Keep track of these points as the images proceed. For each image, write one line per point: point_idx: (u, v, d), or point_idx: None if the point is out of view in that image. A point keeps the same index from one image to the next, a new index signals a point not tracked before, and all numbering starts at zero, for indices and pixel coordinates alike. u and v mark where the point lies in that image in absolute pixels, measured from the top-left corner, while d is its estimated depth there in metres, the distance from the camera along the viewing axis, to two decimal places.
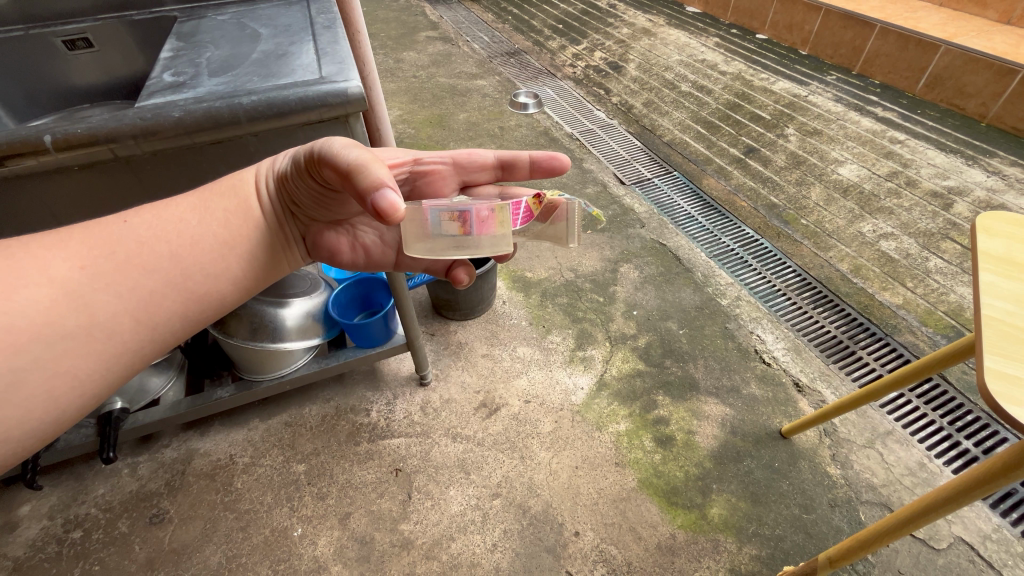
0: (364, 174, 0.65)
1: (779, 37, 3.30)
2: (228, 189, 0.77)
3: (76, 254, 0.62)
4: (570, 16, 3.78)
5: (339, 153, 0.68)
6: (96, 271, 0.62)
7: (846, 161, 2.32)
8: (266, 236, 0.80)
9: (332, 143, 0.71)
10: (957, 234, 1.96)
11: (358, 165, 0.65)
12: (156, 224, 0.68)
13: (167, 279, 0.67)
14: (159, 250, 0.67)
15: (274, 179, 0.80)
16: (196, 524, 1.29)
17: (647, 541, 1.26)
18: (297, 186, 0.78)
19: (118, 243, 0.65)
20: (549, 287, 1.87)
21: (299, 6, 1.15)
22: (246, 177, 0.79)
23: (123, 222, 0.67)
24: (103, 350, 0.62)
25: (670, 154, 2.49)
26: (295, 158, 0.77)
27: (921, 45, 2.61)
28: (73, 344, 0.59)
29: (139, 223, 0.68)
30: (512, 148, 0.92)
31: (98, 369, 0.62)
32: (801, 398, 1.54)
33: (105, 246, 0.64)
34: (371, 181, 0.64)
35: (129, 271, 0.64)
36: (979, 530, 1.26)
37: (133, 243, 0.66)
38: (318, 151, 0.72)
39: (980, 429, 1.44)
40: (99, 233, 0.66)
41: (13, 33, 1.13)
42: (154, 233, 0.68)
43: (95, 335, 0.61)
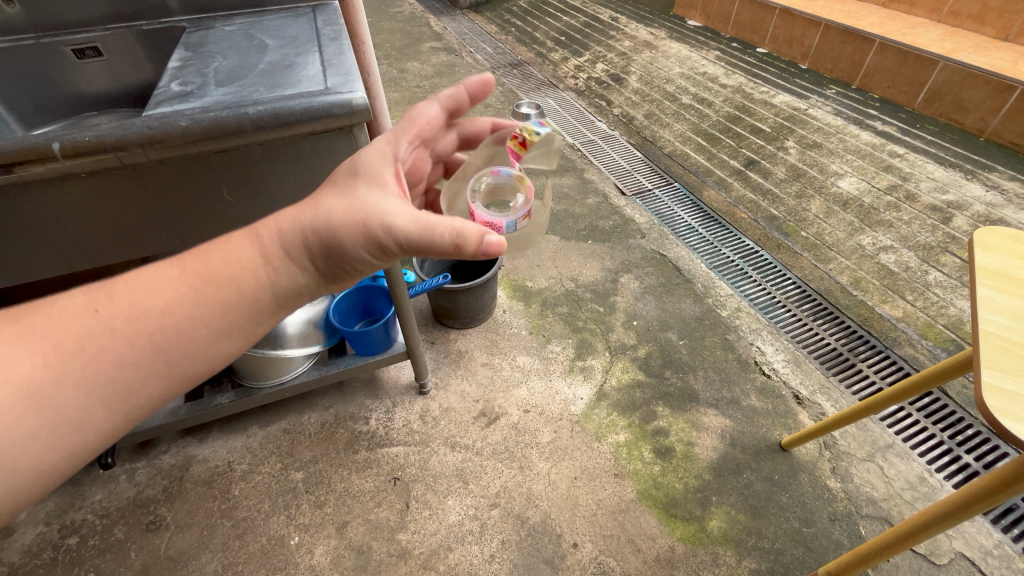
0: (469, 238, 0.61)
1: (779, 51, 3.34)
2: (228, 265, 0.61)
3: (34, 349, 0.51)
4: (572, 29, 3.83)
5: (430, 232, 0.61)
6: (61, 371, 0.52)
7: (846, 174, 2.33)
8: (280, 310, 0.67)
9: (403, 224, 0.61)
10: (957, 248, 1.97)
11: (456, 232, 0.61)
12: (136, 307, 0.55)
13: (150, 372, 0.56)
14: (143, 341, 0.55)
15: (292, 255, 0.63)
16: (193, 531, 1.28)
17: (646, 553, 1.25)
18: (330, 258, 0.64)
19: (88, 336, 0.53)
20: (550, 296, 1.87)
21: (306, 18, 1.17)
22: (250, 247, 0.62)
23: (95, 305, 0.55)
24: (71, 447, 0.53)
25: (671, 166, 2.50)
26: (335, 240, 0.63)
27: (919, 61, 2.63)
28: (33, 449, 0.50)
29: (116, 306, 0.55)
30: (447, 90, 0.88)
31: (66, 465, 0.53)
32: (801, 410, 1.53)
33: (75, 338, 0.53)
34: (478, 242, 0.61)
35: (103, 366, 0.54)
36: (979, 546, 1.25)
37: (109, 333, 0.54)
38: (389, 235, 0.62)
39: (981, 442, 1.43)
40: (71, 316, 0.54)
41: (24, 41, 1.15)
42: (132, 322, 0.55)
43: (60, 434, 0.52)
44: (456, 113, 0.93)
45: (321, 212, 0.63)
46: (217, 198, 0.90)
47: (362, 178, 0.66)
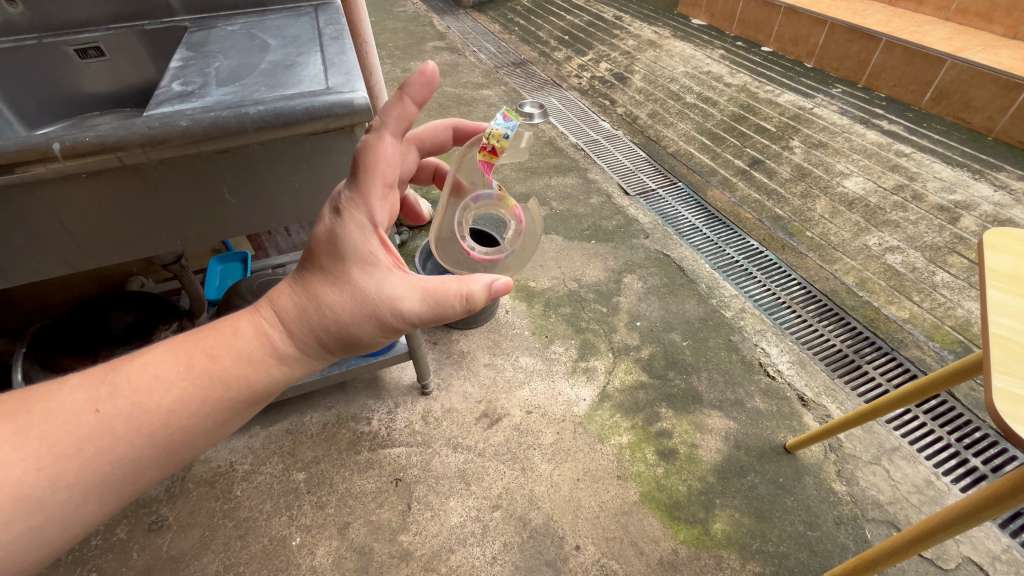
0: (477, 296, 0.66)
1: (784, 50, 3.32)
2: (233, 363, 0.63)
3: (33, 452, 0.54)
4: (576, 28, 3.81)
5: (443, 308, 0.66)
6: (57, 471, 0.54)
7: (852, 174, 2.31)
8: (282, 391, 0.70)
9: (414, 306, 0.65)
10: (964, 248, 1.95)
11: (469, 297, 0.66)
12: (136, 410, 0.58)
13: (146, 465, 0.60)
14: (141, 440, 0.58)
15: (299, 347, 0.66)
16: (194, 532, 1.28)
17: (649, 556, 1.24)
18: (338, 344, 0.67)
19: (85, 437, 0.56)
20: (553, 297, 1.86)
21: (308, 17, 1.17)
22: (255, 342, 0.64)
23: (97, 405, 0.57)
24: (65, 535, 0.57)
25: (674, 165, 2.49)
26: (346, 330, 0.65)
27: (926, 59, 2.61)
28: (26, 543, 0.54)
29: (118, 406, 0.58)
30: (391, 109, 0.67)
31: (59, 549, 0.57)
32: (806, 412, 1.52)
33: (74, 438, 0.55)
34: (487, 293, 0.67)
35: (101, 466, 0.57)
36: (987, 551, 1.23)
37: (109, 435, 0.57)
38: (400, 317, 0.65)
39: (989, 446, 1.42)
40: (71, 415, 0.56)
41: (26, 41, 1.15)
42: (133, 422, 0.58)
43: (52, 526, 0.55)
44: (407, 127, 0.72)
45: (327, 308, 0.64)
46: (218, 198, 0.89)
47: (353, 261, 0.64)
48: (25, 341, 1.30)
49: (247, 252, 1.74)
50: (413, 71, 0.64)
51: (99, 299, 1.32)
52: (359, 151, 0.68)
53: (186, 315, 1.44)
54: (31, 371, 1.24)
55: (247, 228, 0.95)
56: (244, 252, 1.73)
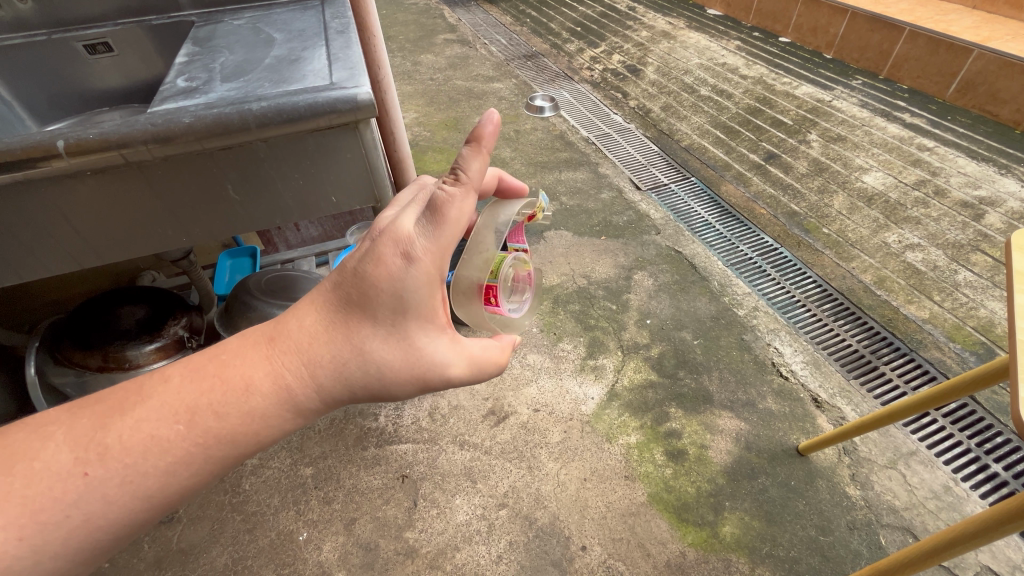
0: (503, 357, 0.76)
1: (802, 40, 3.23)
2: (243, 423, 0.57)
3: (13, 521, 0.49)
4: (589, 19, 3.75)
5: (481, 371, 0.71)
6: (39, 540, 0.50)
7: (871, 168, 2.25)
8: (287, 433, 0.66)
9: (460, 369, 0.67)
10: (989, 247, 1.88)
11: (499, 361, 0.74)
12: (132, 478, 0.53)
13: (140, 525, 0.56)
14: (136, 504, 0.54)
15: (323, 401, 0.61)
16: (204, 525, 1.29)
17: (656, 558, 1.23)
18: (365, 396, 0.65)
19: (74, 504, 0.51)
20: (561, 294, 1.84)
21: (314, 11, 1.16)
22: (273, 400, 0.58)
23: (87, 467, 0.52)
24: None
25: (688, 160, 2.44)
26: (384, 385, 0.63)
27: (952, 50, 2.52)
28: None
29: (110, 469, 0.52)
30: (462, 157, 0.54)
31: None
32: (820, 414, 1.48)
33: (60, 505, 0.51)
34: (508, 352, 0.77)
35: (90, 532, 0.52)
36: (1007, 560, 1.20)
37: (98, 502, 0.52)
38: (444, 378, 0.67)
39: (1011, 451, 1.37)
40: (57, 478, 0.51)
41: (37, 37, 1.15)
42: (128, 486, 0.53)
43: None
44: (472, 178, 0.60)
45: (369, 364, 0.61)
46: (223, 196, 0.89)
47: (411, 315, 0.61)
48: (39, 335, 1.32)
49: (256, 248, 1.78)
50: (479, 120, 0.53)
51: (108, 293, 1.34)
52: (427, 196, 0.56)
53: (195, 309, 1.44)
54: (44, 364, 1.26)
55: (252, 225, 0.95)
56: (253, 248, 1.76)
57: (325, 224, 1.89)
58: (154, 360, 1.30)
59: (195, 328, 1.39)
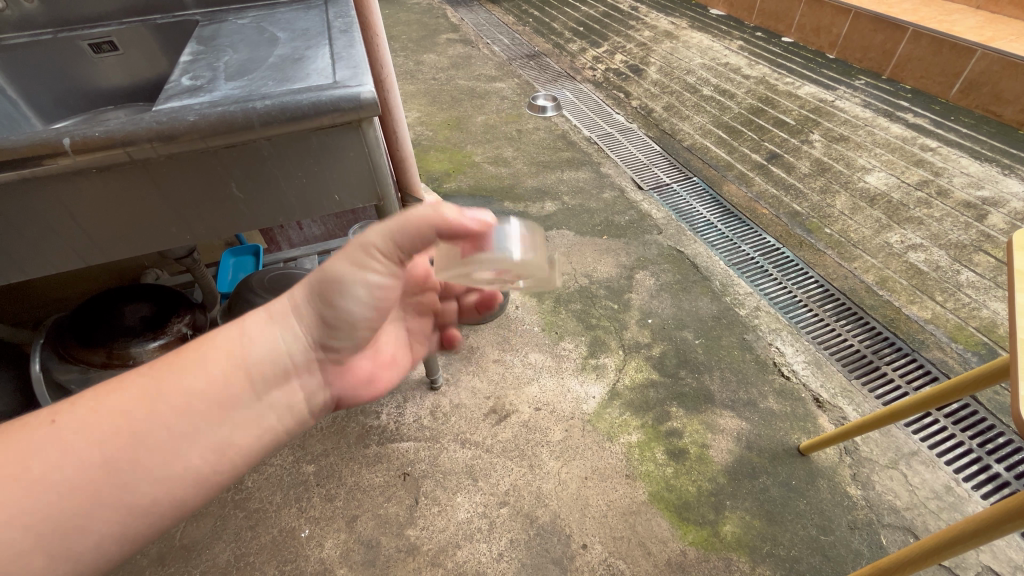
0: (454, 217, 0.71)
1: (805, 40, 3.23)
2: (204, 363, 0.64)
3: None
4: (592, 19, 3.75)
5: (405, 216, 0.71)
6: None
7: (874, 169, 2.25)
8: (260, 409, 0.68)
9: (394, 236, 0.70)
10: (991, 247, 1.88)
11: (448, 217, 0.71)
12: (97, 411, 0.57)
13: (98, 478, 0.55)
14: (97, 439, 0.56)
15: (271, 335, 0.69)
16: (206, 522, 1.30)
17: (656, 557, 1.23)
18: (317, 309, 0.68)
19: (36, 445, 0.54)
20: (563, 293, 1.84)
21: (317, 11, 1.16)
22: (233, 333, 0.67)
23: (56, 415, 0.57)
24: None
25: (690, 160, 2.44)
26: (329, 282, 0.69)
27: (955, 49, 2.51)
28: None
29: (79, 408, 0.57)
30: None
31: None
32: (821, 414, 1.48)
33: (23, 447, 0.53)
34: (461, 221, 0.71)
35: (48, 479, 0.53)
36: (1009, 560, 1.19)
37: (62, 440, 0.55)
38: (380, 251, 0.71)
39: (1012, 452, 1.37)
40: (25, 426, 0.55)
41: (42, 36, 1.16)
42: (105, 439, 0.56)
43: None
44: None
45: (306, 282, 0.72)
46: (227, 194, 0.89)
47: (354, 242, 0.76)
48: (43, 332, 1.33)
49: (259, 246, 1.79)
50: None
51: (113, 291, 1.34)
52: None
53: (198, 307, 1.45)
54: (48, 361, 1.27)
55: (255, 223, 0.95)
56: (256, 247, 1.77)
57: (327, 224, 1.90)
58: (158, 358, 1.30)
59: (198, 326, 1.40)
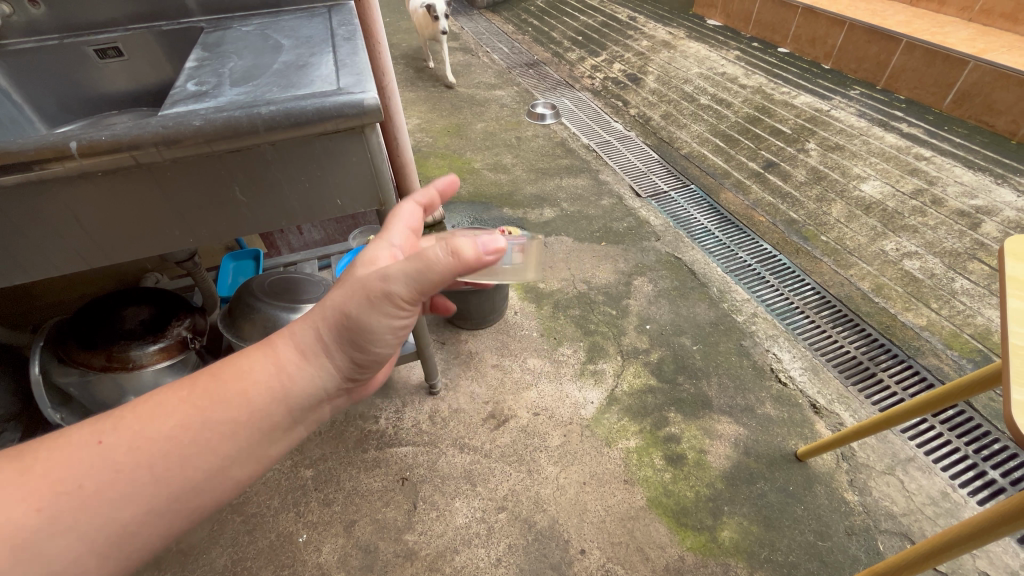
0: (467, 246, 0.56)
1: (801, 51, 3.27)
2: (235, 381, 0.56)
3: (33, 493, 0.45)
4: (590, 28, 3.80)
5: (424, 255, 0.56)
6: (60, 514, 0.45)
7: (869, 177, 2.27)
8: (286, 432, 0.60)
9: (400, 274, 0.58)
10: (985, 255, 1.90)
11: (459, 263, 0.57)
12: (143, 449, 0.49)
13: (151, 512, 0.50)
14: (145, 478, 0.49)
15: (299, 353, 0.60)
16: (204, 526, 1.29)
17: (655, 562, 1.23)
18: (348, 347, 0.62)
19: (86, 475, 0.47)
20: (562, 298, 1.86)
21: (321, 19, 1.18)
22: (265, 365, 0.58)
23: (101, 435, 0.49)
24: None
25: (687, 167, 2.47)
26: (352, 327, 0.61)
27: (948, 61, 2.55)
28: None
29: (124, 438, 0.49)
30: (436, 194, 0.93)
31: None
32: (818, 420, 1.49)
33: (76, 481, 0.47)
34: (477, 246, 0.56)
35: (103, 510, 0.47)
36: (1005, 566, 1.20)
37: (113, 477, 0.48)
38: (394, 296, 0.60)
39: (1008, 458, 1.38)
40: (76, 455, 0.48)
41: (48, 41, 1.17)
42: (146, 465, 0.49)
43: None
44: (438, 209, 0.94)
45: (327, 300, 0.61)
46: (230, 197, 0.90)
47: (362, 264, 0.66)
48: (43, 335, 1.33)
49: (259, 251, 1.80)
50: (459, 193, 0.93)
51: (113, 295, 1.34)
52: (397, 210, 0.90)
53: (198, 311, 1.45)
54: (48, 364, 1.27)
55: (257, 226, 0.96)
56: (257, 251, 1.78)
57: (327, 229, 1.91)
58: (157, 361, 1.30)
59: (199, 330, 1.40)
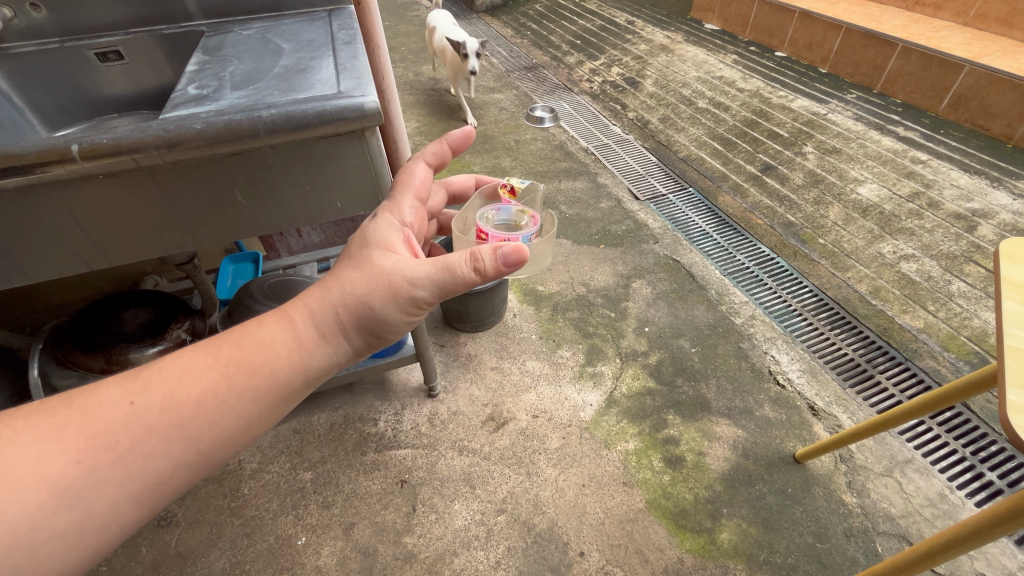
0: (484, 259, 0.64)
1: (798, 55, 3.30)
2: (258, 352, 0.60)
3: (70, 443, 0.50)
4: (589, 32, 3.81)
5: (450, 269, 0.64)
6: (96, 464, 0.50)
7: (866, 181, 2.28)
8: (301, 397, 0.66)
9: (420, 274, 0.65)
10: (982, 258, 1.91)
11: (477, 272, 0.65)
12: (170, 406, 0.54)
13: (175, 465, 0.55)
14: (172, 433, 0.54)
15: (317, 330, 0.64)
16: (202, 529, 1.29)
17: (654, 564, 1.23)
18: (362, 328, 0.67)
19: (121, 429, 0.52)
20: (560, 301, 1.86)
21: (321, 23, 1.19)
22: (286, 336, 0.62)
23: (132, 397, 0.54)
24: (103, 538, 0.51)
25: (685, 170, 2.48)
26: (367, 310, 0.65)
27: (943, 65, 2.58)
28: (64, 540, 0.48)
29: (154, 397, 0.54)
30: (432, 145, 0.85)
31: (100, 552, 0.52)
32: (816, 422, 1.50)
33: (109, 430, 0.52)
34: (495, 259, 0.64)
35: (135, 461, 0.52)
36: (1002, 567, 1.20)
37: (142, 430, 0.53)
38: (413, 289, 0.66)
39: (1006, 460, 1.39)
40: (106, 409, 0.52)
41: (49, 45, 1.18)
42: (176, 423, 0.54)
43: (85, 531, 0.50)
44: (439, 168, 0.89)
45: (347, 282, 0.65)
46: (230, 200, 0.90)
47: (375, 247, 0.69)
48: (42, 338, 1.32)
49: (259, 253, 1.79)
50: (457, 129, 0.83)
51: (113, 298, 1.34)
52: (398, 172, 0.84)
53: (198, 314, 1.45)
54: (47, 367, 1.26)
55: (257, 229, 0.96)
56: (256, 254, 1.78)
57: (326, 231, 1.91)
58: None
59: (198, 333, 1.40)
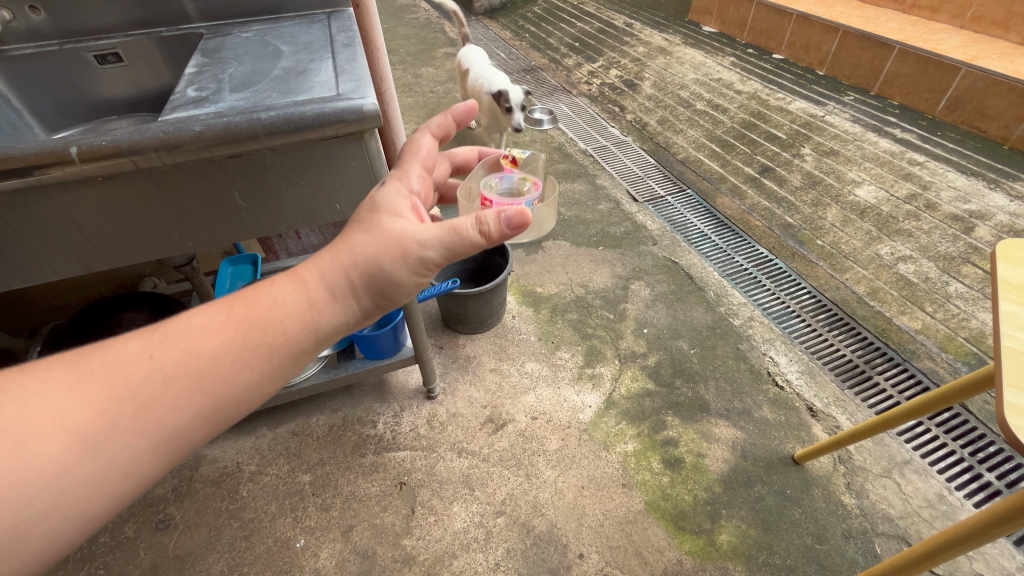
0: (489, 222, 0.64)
1: (796, 57, 3.31)
2: (270, 310, 0.59)
3: (88, 396, 0.49)
4: (587, 35, 3.82)
5: (457, 232, 0.64)
6: (114, 419, 0.50)
7: (864, 182, 2.29)
8: (313, 357, 0.65)
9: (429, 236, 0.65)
10: (979, 259, 1.91)
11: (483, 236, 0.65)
12: (188, 362, 0.54)
13: (193, 422, 0.55)
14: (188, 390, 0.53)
15: (329, 290, 0.64)
16: (200, 531, 1.29)
17: (653, 566, 1.23)
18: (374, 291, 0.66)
19: (139, 383, 0.51)
20: (559, 303, 1.86)
21: (320, 25, 1.19)
22: (299, 296, 0.62)
23: (151, 350, 0.53)
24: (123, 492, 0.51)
25: (683, 172, 2.49)
26: (379, 271, 0.65)
27: (940, 67, 2.59)
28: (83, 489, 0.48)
29: (170, 352, 0.54)
30: (437, 117, 0.89)
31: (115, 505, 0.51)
32: (814, 423, 1.50)
33: (129, 383, 0.51)
34: (499, 222, 0.63)
35: (152, 416, 0.51)
36: (1001, 568, 1.20)
37: (160, 384, 0.52)
38: (423, 251, 0.65)
39: (1004, 461, 1.39)
40: (126, 363, 0.52)
41: (48, 48, 1.18)
42: (194, 380, 0.54)
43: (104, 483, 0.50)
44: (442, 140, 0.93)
45: (357, 245, 0.64)
46: (230, 202, 0.90)
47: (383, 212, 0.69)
48: (38, 342, 1.31)
49: (257, 255, 1.78)
50: (460, 104, 0.90)
51: (108, 300, 1.33)
52: (404, 144, 0.86)
53: None
54: None
55: (257, 231, 0.96)
56: (254, 256, 1.76)
57: (325, 233, 1.91)
58: None
59: None
